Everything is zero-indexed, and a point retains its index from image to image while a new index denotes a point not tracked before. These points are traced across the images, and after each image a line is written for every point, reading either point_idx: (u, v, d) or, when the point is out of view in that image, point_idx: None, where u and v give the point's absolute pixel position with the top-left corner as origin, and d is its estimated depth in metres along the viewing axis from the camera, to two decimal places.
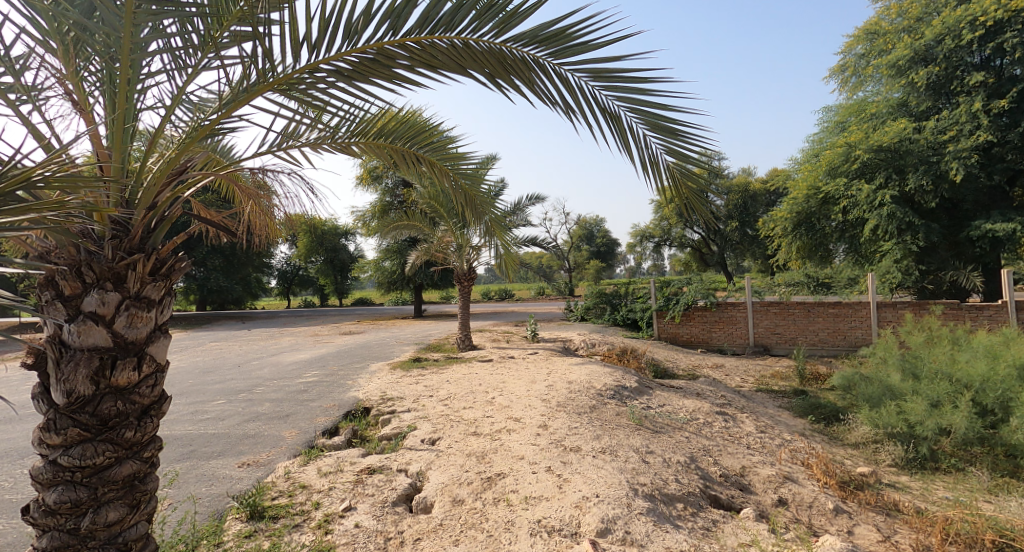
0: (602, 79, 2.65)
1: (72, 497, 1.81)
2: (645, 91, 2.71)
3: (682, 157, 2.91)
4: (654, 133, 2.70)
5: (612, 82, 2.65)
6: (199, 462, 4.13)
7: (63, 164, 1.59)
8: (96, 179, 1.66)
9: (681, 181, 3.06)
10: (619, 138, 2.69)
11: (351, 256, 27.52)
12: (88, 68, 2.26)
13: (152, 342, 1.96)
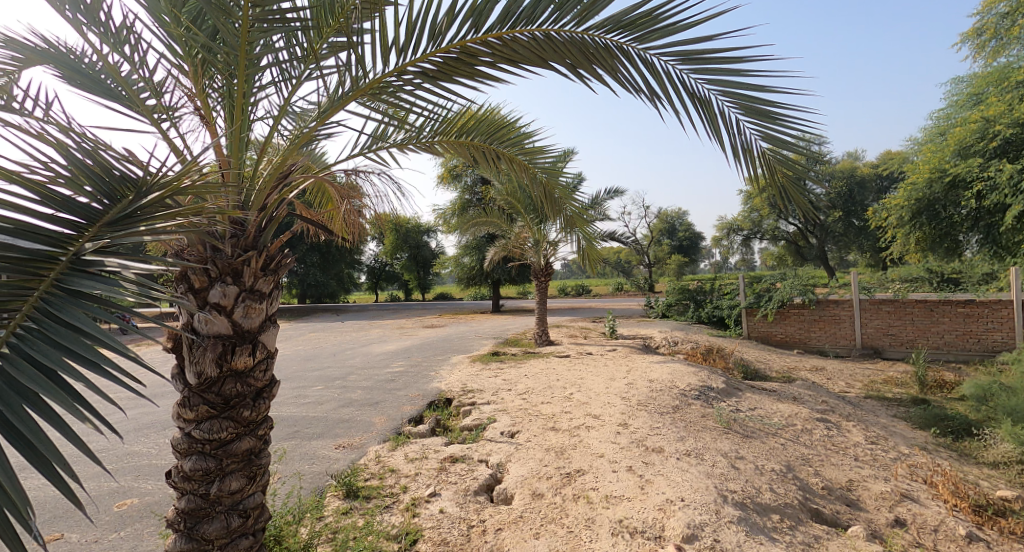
0: (692, 62, 2.51)
1: (203, 466, 2.03)
2: (740, 72, 2.52)
3: (779, 141, 2.66)
4: (748, 117, 2.50)
5: (702, 64, 2.50)
6: (302, 441, 4.53)
7: (199, 173, 1.79)
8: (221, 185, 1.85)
9: (777, 168, 2.82)
10: (709, 124, 2.53)
11: (433, 253, 28.71)
12: (212, 86, 2.51)
13: (263, 331, 2.16)
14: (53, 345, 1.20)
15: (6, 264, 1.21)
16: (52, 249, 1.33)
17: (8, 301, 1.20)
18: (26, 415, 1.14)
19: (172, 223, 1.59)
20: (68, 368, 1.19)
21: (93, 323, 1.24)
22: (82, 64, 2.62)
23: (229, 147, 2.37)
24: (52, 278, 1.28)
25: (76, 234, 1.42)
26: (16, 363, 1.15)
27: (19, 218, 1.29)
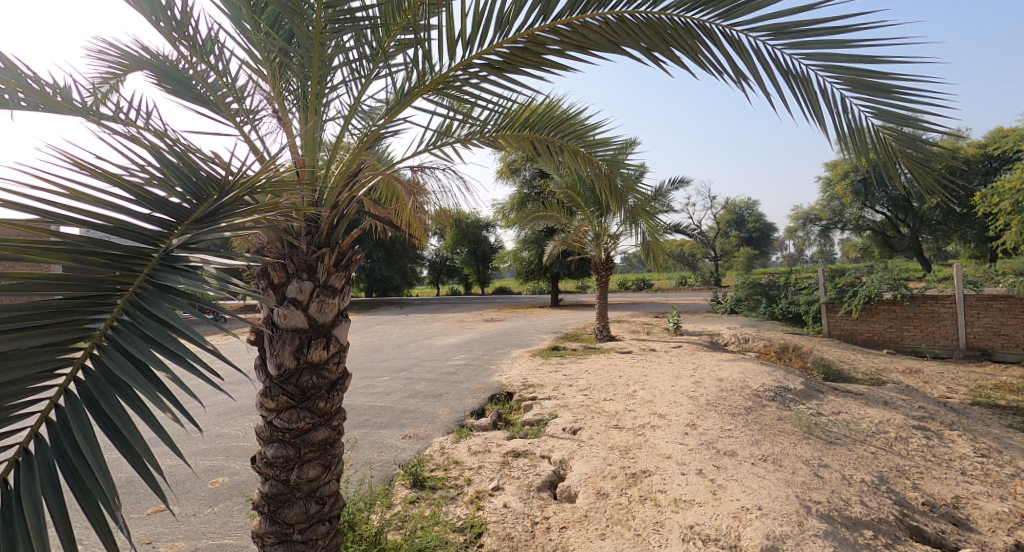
0: (786, 36, 2.29)
1: (283, 453, 2.13)
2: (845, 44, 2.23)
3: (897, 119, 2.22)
4: (856, 94, 2.20)
5: (799, 38, 2.27)
6: (371, 430, 4.72)
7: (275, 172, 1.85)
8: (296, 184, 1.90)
9: (897, 152, 2.32)
10: (807, 104, 2.25)
11: (491, 247, 29.01)
12: (288, 88, 2.61)
13: (336, 325, 2.24)
14: (144, 339, 1.27)
15: (109, 262, 1.33)
16: (145, 246, 1.43)
17: (107, 297, 1.29)
18: (120, 406, 1.21)
19: (251, 220, 1.66)
20: (157, 361, 1.25)
21: (179, 319, 1.29)
22: (176, 72, 2.82)
23: (304, 147, 2.46)
24: (145, 274, 1.35)
25: (167, 232, 1.53)
26: (113, 356, 1.22)
27: (119, 218, 1.41)
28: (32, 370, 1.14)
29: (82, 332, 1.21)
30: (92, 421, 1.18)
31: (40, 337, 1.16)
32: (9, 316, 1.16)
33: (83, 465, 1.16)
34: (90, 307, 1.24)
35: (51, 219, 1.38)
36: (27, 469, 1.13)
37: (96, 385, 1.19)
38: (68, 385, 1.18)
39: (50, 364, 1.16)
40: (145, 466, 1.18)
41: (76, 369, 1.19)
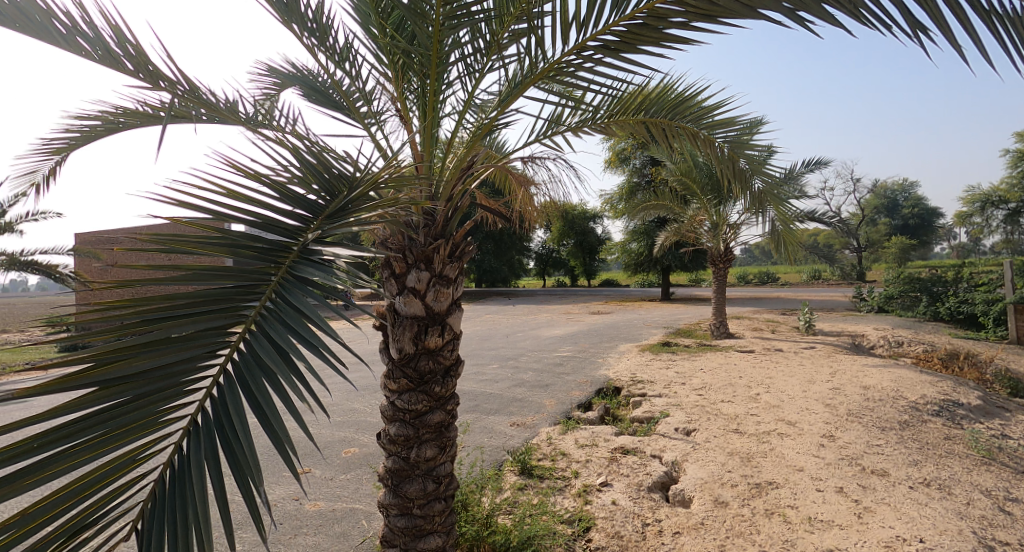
0: None
1: (404, 432, 2.26)
2: None
3: None
4: None
5: None
6: (481, 416, 4.90)
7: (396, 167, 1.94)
8: (417, 179, 1.99)
9: None
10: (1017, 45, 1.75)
11: (599, 239, 28.49)
12: (409, 89, 2.76)
13: (450, 314, 2.33)
14: (284, 326, 1.39)
15: (257, 255, 1.49)
16: (288, 240, 1.59)
17: (258, 286, 1.45)
18: (263, 386, 1.33)
19: (374, 213, 1.76)
20: (293, 347, 1.37)
21: (313, 308, 1.40)
22: (317, 83, 3.13)
23: (423, 143, 2.58)
24: (287, 266, 1.50)
25: (305, 227, 1.69)
26: (260, 341, 1.36)
27: (267, 215, 1.57)
28: (201, 349, 1.31)
29: (239, 316, 1.39)
30: (242, 398, 1.31)
31: (206, 321, 1.34)
32: (183, 303, 1.35)
33: (235, 438, 1.29)
34: (243, 295, 1.41)
35: (215, 215, 1.55)
36: (195, 438, 1.29)
37: (247, 366, 1.34)
38: (226, 365, 1.34)
39: (215, 344, 1.33)
40: (281, 444, 1.29)
41: (232, 351, 1.35)
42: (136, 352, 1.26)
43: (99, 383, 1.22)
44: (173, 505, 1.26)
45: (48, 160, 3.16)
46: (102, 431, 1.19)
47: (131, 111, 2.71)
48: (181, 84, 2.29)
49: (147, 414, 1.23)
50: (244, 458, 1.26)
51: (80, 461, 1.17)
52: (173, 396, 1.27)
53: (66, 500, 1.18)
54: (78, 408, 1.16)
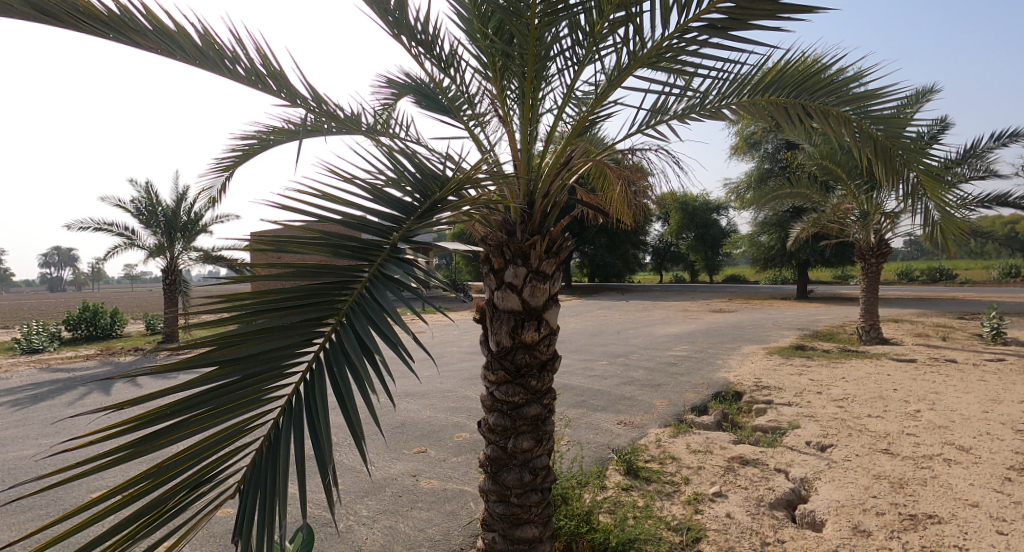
0: None
1: (502, 422, 2.27)
2: None
3: None
4: None
5: None
6: (587, 412, 4.86)
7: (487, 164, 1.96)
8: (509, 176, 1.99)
9: None
10: None
11: (723, 231, 26.44)
12: (509, 87, 2.81)
13: (547, 309, 2.28)
14: (368, 319, 1.38)
15: (350, 253, 1.49)
16: (379, 239, 1.58)
17: (350, 282, 1.44)
18: (347, 376, 1.29)
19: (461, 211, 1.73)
20: (374, 341, 1.35)
21: (397, 304, 1.38)
22: (428, 90, 3.33)
23: (520, 139, 2.61)
24: (377, 263, 1.49)
25: (396, 227, 1.65)
26: (347, 332, 1.34)
27: (361, 214, 1.55)
28: (296, 336, 1.30)
29: (331, 308, 1.37)
30: (327, 383, 1.27)
31: (304, 312, 1.33)
32: (288, 294, 1.35)
33: (318, 422, 1.23)
34: (337, 288, 1.40)
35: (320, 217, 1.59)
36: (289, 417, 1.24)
37: (333, 354, 1.31)
38: (318, 352, 1.32)
39: (311, 333, 1.32)
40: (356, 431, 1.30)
41: (325, 339, 1.34)
42: (245, 337, 1.26)
43: (218, 362, 1.23)
44: (264, 478, 1.19)
45: (222, 174, 3.80)
46: (215, 405, 1.19)
47: (278, 128, 3.15)
48: (313, 101, 2.61)
49: (254, 392, 1.23)
50: (322, 439, 1.21)
51: (195, 432, 1.17)
52: (274, 378, 1.25)
53: (180, 465, 1.16)
54: (197, 383, 1.17)
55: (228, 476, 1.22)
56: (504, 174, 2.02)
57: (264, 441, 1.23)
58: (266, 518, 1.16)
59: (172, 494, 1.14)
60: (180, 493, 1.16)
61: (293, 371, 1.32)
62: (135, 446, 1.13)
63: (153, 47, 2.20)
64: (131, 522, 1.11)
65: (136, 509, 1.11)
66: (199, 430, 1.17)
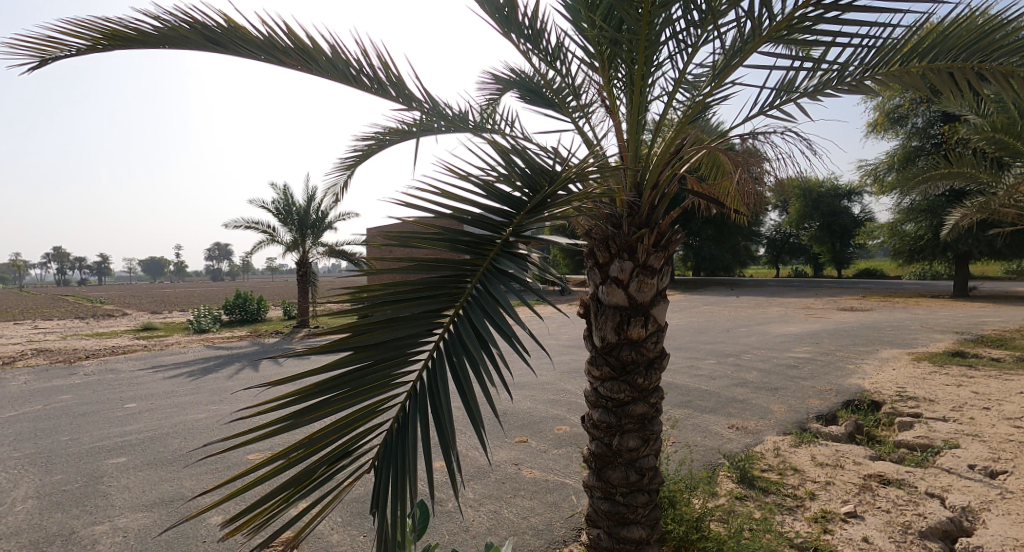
0: None
1: (606, 419, 2.21)
2: None
3: None
4: None
5: None
6: (695, 413, 4.62)
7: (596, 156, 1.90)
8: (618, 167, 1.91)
9: None
10: None
11: (855, 220, 23.37)
12: (617, 76, 2.73)
13: (655, 305, 2.20)
14: (483, 312, 1.41)
15: (466, 248, 1.53)
16: (492, 235, 1.60)
17: (465, 275, 1.48)
18: (465, 366, 1.32)
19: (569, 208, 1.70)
20: (491, 333, 1.37)
21: (510, 298, 1.40)
22: (532, 84, 3.35)
23: (628, 130, 2.52)
24: (491, 258, 1.51)
25: (506, 221, 1.67)
26: (464, 322, 1.38)
27: (476, 209, 1.57)
28: (420, 326, 1.34)
29: (450, 301, 1.41)
30: (447, 371, 1.31)
31: (424, 304, 1.37)
32: (415, 287, 1.40)
33: (441, 408, 1.26)
34: (455, 282, 1.44)
35: (436, 212, 1.63)
36: (416, 400, 1.28)
37: (452, 344, 1.35)
38: (439, 340, 1.36)
39: (431, 323, 1.36)
40: (475, 417, 1.32)
41: (445, 329, 1.38)
42: (379, 325, 1.31)
43: (354, 347, 1.29)
44: (395, 457, 1.23)
45: (347, 175, 4.19)
46: (352, 387, 1.25)
47: (394, 130, 3.39)
48: (426, 102, 2.78)
49: (385, 376, 1.27)
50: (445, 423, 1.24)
51: (338, 411, 1.24)
52: (400, 364, 1.30)
53: (323, 439, 1.22)
54: (338, 365, 1.23)
55: (361, 455, 1.28)
56: (613, 166, 1.96)
57: (394, 423, 1.28)
58: (397, 494, 1.20)
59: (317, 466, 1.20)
60: (323, 465, 1.22)
61: (417, 358, 1.36)
62: (291, 419, 1.22)
63: (294, 64, 2.48)
64: (285, 488, 1.17)
65: (288, 477, 1.17)
66: (339, 408, 1.24)
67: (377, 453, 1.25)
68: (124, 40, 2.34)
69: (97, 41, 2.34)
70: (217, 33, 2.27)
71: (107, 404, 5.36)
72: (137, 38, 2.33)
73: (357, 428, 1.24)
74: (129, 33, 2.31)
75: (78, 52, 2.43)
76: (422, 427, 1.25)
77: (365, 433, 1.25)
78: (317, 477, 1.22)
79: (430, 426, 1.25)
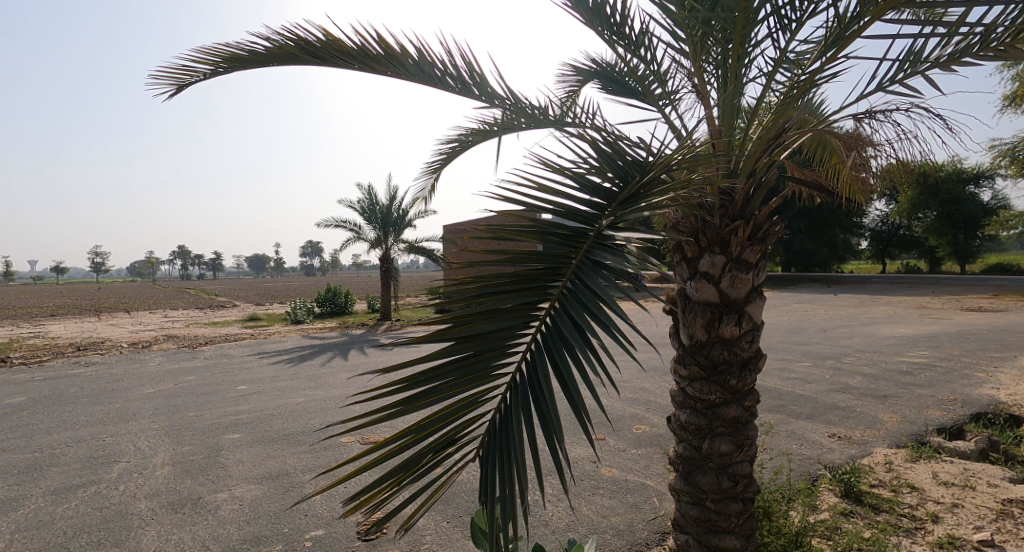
0: None
1: (695, 421, 2.11)
2: None
3: None
4: None
5: None
6: (789, 419, 4.29)
7: (690, 147, 1.80)
8: (715, 155, 1.79)
9: None
10: None
11: (985, 207, 20.37)
12: (709, 60, 2.59)
13: (750, 302, 2.07)
14: (580, 305, 1.37)
15: (557, 241, 1.50)
16: (584, 227, 1.57)
17: (560, 268, 1.45)
18: (563, 360, 1.30)
19: (666, 197, 1.62)
20: (590, 327, 1.32)
21: (608, 291, 1.35)
22: (614, 73, 3.27)
23: (722, 116, 2.39)
24: (584, 251, 1.47)
25: (599, 214, 1.63)
26: (562, 315, 1.35)
27: (568, 204, 1.56)
28: (516, 318, 1.34)
29: (545, 294, 1.39)
30: (547, 364, 1.29)
31: (519, 297, 1.37)
32: (509, 280, 1.41)
33: (544, 403, 1.26)
34: (549, 276, 1.42)
35: (526, 206, 1.63)
36: (517, 392, 1.29)
37: (551, 338, 1.32)
38: (535, 334, 1.35)
39: (528, 317, 1.35)
40: (579, 412, 1.27)
41: (542, 322, 1.35)
42: (478, 317, 1.34)
43: (455, 338, 1.32)
44: (500, 447, 1.25)
45: (430, 176, 4.35)
46: (456, 376, 1.29)
47: (475, 129, 3.47)
48: (509, 99, 2.80)
49: (486, 367, 1.30)
50: (552, 420, 1.22)
51: (443, 398, 1.28)
52: (499, 355, 1.31)
53: (431, 427, 1.26)
54: (442, 355, 1.27)
55: (467, 443, 1.31)
56: (710, 155, 1.84)
57: (495, 415, 1.29)
58: (506, 482, 1.22)
59: (425, 452, 1.24)
60: (430, 453, 1.26)
61: (516, 350, 1.36)
62: (401, 405, 1.27)
63: (385, 71, 2.61)
64: (396, 472, 1.21)
65: (399, 461, 1.21)
66: (445, 396, 1.27)
67: (482, 442, 1.29)
68: (241, 61, 2.59)
69: (220, 65, 2.61)
70: (317, 47, 2.45)
71: (224, 385, 6.03)
72: (252, 59, 2.57)
73: (461, 416, 1.28)
74: (245, 55, 2.55)
75: (205, 77, 2.72)
76: (526, 420, 1.26)
77: (468, 422, 1.29)
78: (424, 464, 1.26)
79: (533, 422, 1.25)
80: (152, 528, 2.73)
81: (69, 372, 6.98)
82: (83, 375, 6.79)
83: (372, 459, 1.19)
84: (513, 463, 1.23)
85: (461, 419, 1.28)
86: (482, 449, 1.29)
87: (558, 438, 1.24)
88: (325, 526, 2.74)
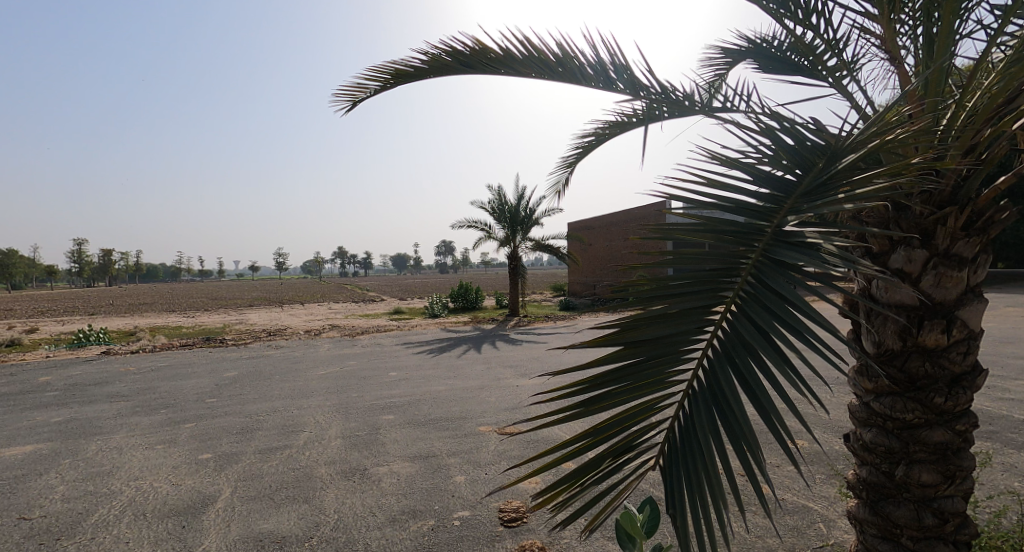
0: None
1: (884, 443, 1.80)
2: None
3: None
4: None
5: None
6: (1009, 450, 3.47)
7: (898, 128, 1.54)
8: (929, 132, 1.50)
9: None
10: None
11: None
12: (905, 19, 2.21)
13: (964, 306, 1.71)
14: (764, 310, 1.25)
15: (733, 239, 1.39)
16: (760, 223, 1.44)
17: (734, 269, 1.34)
18: (750, 368, 1.21)
19: (867, 186, 1.40)
20: (777, 332, 1.20)
21: (800, 293, 1.21)
22: (775, 49, 2.96)
23: (925, 84, 2.02)
24: (762, 248, 1.34)
25: (777, 208, 1.49)
26: (742, 320, 1.24)
27: (741, 196, 1.46)
28: (690, 323, 1.28)
29: (718, 297, 1.30)
30: (732, 375, 1.21)
31: (690, 301, 1.30)
32: (675, 283, 1.34)
33: (734, 415, 1.18)
34: (724, 275, 1.32)
35: (691, 201, 1.54)
36: (697, 401, 1.22)
37: (732, 344, 1.23)
38: (712, 341, 1.26)
39: (702, 321, 1.28)
40: (774, 425, 1.18)
41: (717, 327, 1.27)
42: (649, 322, 1.30)
43: (624, 343, 1.31)
44: (686, 456, 1.21)
45: (565, 170, 4.37)
46: (631, 381, 1.27)
47: (613, 122, 3.41)
48: (655, 88, 2.70)
49: (658, 373, 1.26)
50: (745, 433, 1.15)
51: (621, 403, 1.27)
52: (674, 361, 1.26)
53: (607, 431, 1.26)
54: (615, 360, 1.26)
55: (642, 449, 1.29)
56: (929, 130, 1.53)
57: (675, 423, 1.25)
58: (694, 494, 1.18)
59: (603, 457, 1.24)
60: (608, 458, 1.25)
61: (690, 356, 1.29)
62: (578, 407, 1.28)
63: (529, 72, 2.69)
64: (577, 475, 1.23)
65: (580, 464, 1.23)
66: (622, 401, 1.26)
67: (664, 450, 1.25)
68: (404, 77, 2.86)
69: (387, 81, 2.91)
70: (468, 56, 2.63)
71: (379, 371, 6.78)
72: (413, 73, 2.82)
73: (640, 420, 1.26)
74: (407, 70, 2.82)
75: (374, 92, 3.06)
76: (710, 431, 1.19)
77: (645, 428, 1.27)
78: (604, 467, 1.26)
79: (721, 434, 1.18)
80: (332, 491, 3.17)
81: (264, 353, 8.48)
82: (274, 355, 8.17)
83: (557, 456, 1.21)
84: (701, 477, 1.18)
85: (638, 425, 1.26)
86: (662, 458, 1.25)
87: (751, 453, 1.16)
88: (470, 508, 2.92)
